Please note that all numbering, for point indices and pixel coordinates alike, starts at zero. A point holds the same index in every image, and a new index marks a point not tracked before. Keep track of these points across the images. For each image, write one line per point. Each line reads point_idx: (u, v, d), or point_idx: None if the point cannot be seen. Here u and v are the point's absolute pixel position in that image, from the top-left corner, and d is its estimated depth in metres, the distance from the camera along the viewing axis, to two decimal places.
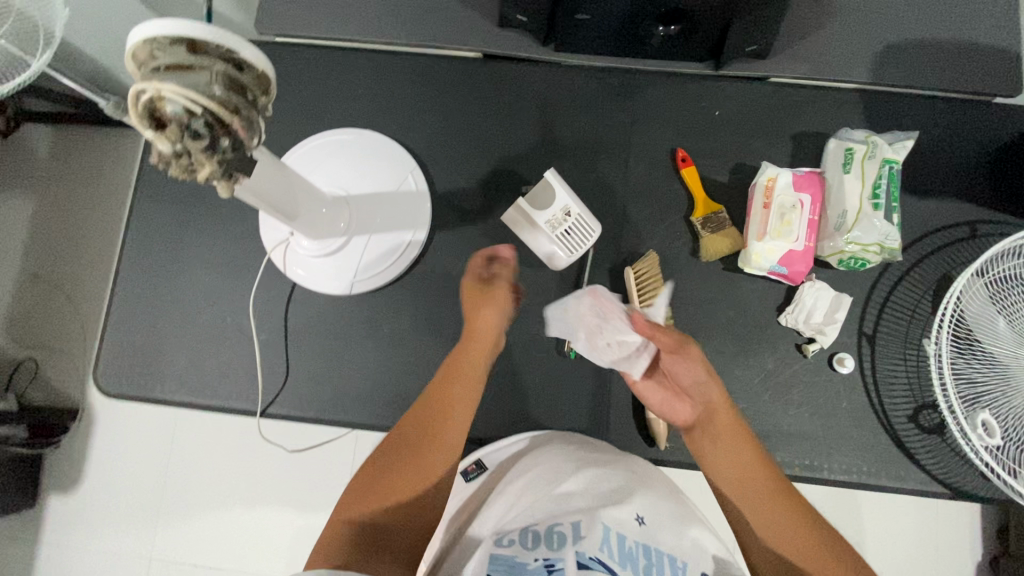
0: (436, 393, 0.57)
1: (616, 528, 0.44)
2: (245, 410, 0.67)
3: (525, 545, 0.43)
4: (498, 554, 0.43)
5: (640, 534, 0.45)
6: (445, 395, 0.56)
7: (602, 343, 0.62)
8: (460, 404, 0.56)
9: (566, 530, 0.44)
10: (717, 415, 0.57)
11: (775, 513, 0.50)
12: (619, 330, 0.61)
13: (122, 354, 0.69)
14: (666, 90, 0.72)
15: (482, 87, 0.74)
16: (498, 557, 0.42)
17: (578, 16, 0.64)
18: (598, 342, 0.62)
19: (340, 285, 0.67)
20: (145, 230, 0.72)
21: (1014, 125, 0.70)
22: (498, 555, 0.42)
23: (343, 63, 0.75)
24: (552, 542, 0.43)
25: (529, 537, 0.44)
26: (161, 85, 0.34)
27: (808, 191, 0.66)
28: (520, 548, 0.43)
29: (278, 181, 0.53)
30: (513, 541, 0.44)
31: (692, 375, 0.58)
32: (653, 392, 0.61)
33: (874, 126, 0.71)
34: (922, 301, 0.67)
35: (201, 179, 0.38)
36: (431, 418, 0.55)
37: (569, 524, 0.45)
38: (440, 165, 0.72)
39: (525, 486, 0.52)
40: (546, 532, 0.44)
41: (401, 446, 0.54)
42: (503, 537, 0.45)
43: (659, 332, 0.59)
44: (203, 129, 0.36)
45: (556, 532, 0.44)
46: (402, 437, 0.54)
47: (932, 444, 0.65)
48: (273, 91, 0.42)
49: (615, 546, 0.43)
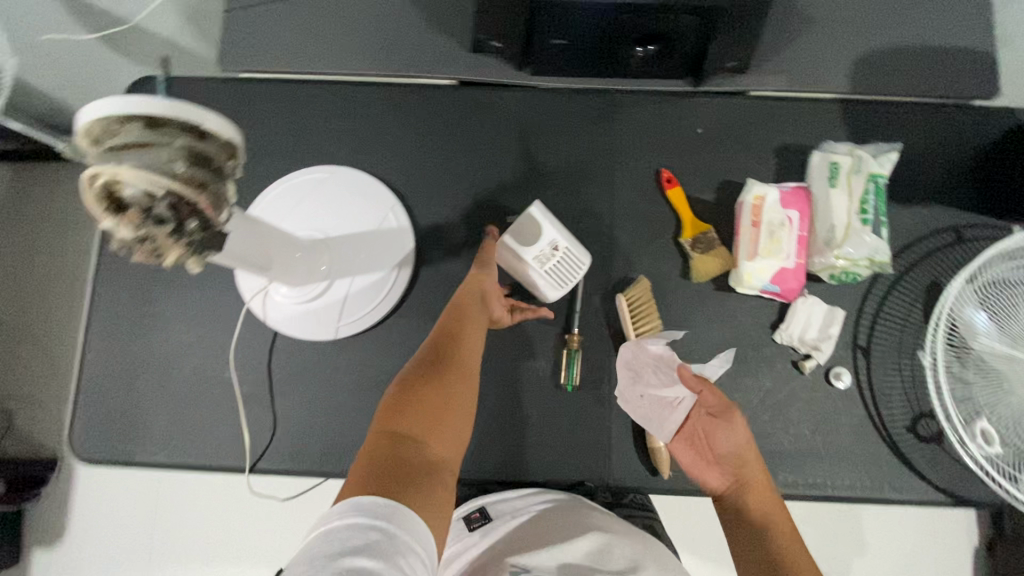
0: (453, 339, 0.55)
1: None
2: (232, 468, 0.64)
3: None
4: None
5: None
6: (455, 350, 0.54)
7: (636, 394, 0.64)
8: (476, 353, 0.55)
9: None
10: (749, 484, 0.58)
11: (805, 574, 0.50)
12: (656, 385, 0.63)
13: (97, 417, 0.66)
14: (646, 109, 0.71)
15: (459, 115, 0.72)
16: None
17: (554, 40, 0.63)
18: (633, 393, 0.64)
19: (324, 331, 0.65)
20: (114, 284, 0.69)
21: (992, 127, 0.70)
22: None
23: (313, 98, 0.72)
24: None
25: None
26: (118, 171, 0.31)
27: (795, 208, 0.65)
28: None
29: (249, 235, 0.50)
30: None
31: (733, 442, 0.59)
32: (685, 453, 0.61)
33: (857, 138, 0.70)
34: (913, 309, 0.67)
35: (167, 261, 0.35)
36: (450, 357, 0.53)
37: None
38: (421, 198, 0.70)
39: (536, 539, 0.50)
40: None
41: (417, 387, 0.48)
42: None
43: (706, 389, 0.60)
44: (167, 212, 0.33)
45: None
46: (418, 383, 0.49)
47: (931, 452, 0.65)
48: (242, 156, 0.39)
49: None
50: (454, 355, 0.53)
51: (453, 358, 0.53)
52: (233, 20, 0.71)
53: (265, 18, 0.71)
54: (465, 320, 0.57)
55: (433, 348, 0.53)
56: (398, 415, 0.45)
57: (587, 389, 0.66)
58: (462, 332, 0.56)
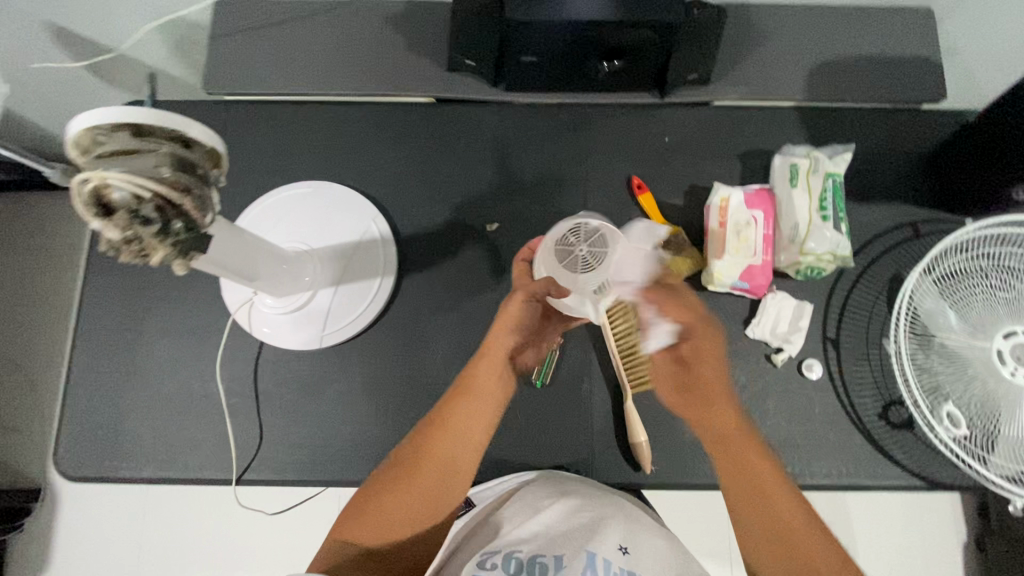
0: (449, 412, 0.55)
1: (602, 557, 0.45)
2: (219, 480, 0.65)
3: (507, 571, 0.44)
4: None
5: (626, 563, 0.45)
6: (446, 443, 0.53)
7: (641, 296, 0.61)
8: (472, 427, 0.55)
9: (549, 560, 0.45)
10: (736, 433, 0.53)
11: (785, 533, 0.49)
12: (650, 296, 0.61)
13: (82, 435, 0.66)
14: (616, 120, 0.75)
15: (437, 131, 0.75)
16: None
17: (525, 57, 0.66)
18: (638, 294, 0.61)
19: (309, 340, 0.66)
20: (101, 302, 0.70)
21: (941, 128, 0.75)
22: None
23: (296, 118, 0.75)
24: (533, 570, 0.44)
25: (512, 562, 0.45)
26: (105, 175, 0.33)
27: (760, 208, 0.68)
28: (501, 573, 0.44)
29: (235, 246, 0.52)
30: (494, 566, 0.45)
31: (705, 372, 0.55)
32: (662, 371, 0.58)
33: (813, 142, 0.74)
34: (878, 301, 0.70)
35: (155, 262, 0.37)
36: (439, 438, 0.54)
37: (553, 555, 0.45)
38: (403, 210, 0.73)
39: (513, 516, 0.52)
40: (529, 561, 0.45)
41: (396, 481, 0.51)
42: (485, 560, 0.46)
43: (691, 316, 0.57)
44: (154, 214, 0.35)
45: (538, 562, 0.45)
46: (400, 474, 0.52)
47: (903, 439, 0.67)
48: (224, 164, 0.41)
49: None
50: (440, 452, 0.53)
51: (439, 456, 0.53)
52: (215, 44, 0.73)
53: (247, 42, 0.73)
54: (468, 402, 0.55)
55: (428, 433, 0.54)
56: (368, 503, 0.51)
57: (569, 389, 0.67)
58: (459, 422, 0.54)
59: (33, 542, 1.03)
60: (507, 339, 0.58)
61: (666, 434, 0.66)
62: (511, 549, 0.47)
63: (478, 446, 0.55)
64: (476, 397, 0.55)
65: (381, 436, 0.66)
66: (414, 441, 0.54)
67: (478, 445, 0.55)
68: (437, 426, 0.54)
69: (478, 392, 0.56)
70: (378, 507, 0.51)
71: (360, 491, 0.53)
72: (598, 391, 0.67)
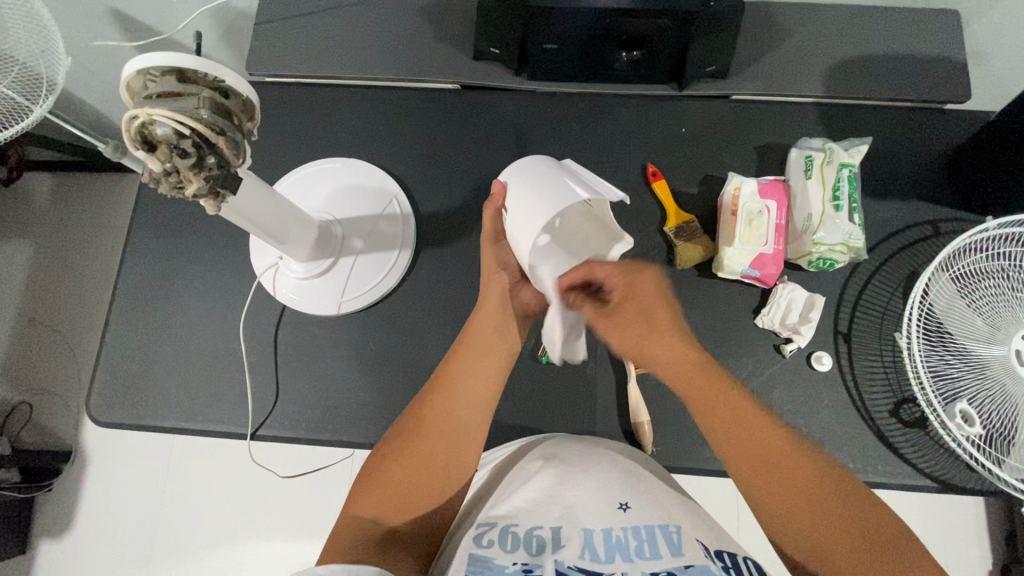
0: (445, 369, 0.57)
1: (600, 528, 0.45)
2: (235, 434, 0.68)
3: (505, 548, 0.44)
4: (476, 556, 0.44)
5: (629, 520, 0.46)
6: (446, 400, 0.54)
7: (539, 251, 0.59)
8: (475, 378, 0.56)
9: (546, 536, 0.45)
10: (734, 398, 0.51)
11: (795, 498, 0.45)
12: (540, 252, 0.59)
13: (113, 382, 0.70)
14: (634, 111, 0.77)
15: (460, 116, 0.78)
16: (477, 557, 0.43)
17: (546, 45, 0.69)
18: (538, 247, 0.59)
19: (328, 305, 0.69)
20: (140, 263, 0.75)
21: (963, 128, 0.74)
22: (477, 556, 0.43)
23: (328, 99, 0.80)
24: (531, 547, 0.44)
25: (509, 539, 0.45)
26: (151, 111, 0.37)
27: (774, 197, 0.69)
28: (499, 550, 0.44)
29: (271, 207, 0.56)
30: (493, 542, 0.45)
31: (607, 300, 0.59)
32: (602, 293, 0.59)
33: (832, 135, 0.75)
34: (893, 297, 0.70)
35: (189, 194, 0.41)
36: (434, 394, 0.55)
37: (550, 530, 0.46)
38: (424, 188, 0.76)
39: (510, 484, 0.52)
40: (526, 535, 0.45)
41: (402, 439, 0.52)
42: (482, 534, 0.46)
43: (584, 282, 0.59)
44: (191, 149, 0.39)
45: (535, 536, 0.45)
46: (401, 429, 0.53)
47: (915, 438, 0.66)
48: (258, 117, 0.45)
49: (599, 547, 0.44)
50: (441, 409, 0.54)
51: (441, 417, 0.53)
52: (259, 30, 0.78)
53: (288, 28, 0.78)
54: (466, 358, 0.57)
55: (430, 395, 0.55)
56: (376, 474, 0.50)
57: (574, 367, 0.68)
58: (460, 377, 0.56)
59: (57, 496, 1.08)
60: (499, 297, 0.61)
61: (669, 416, 0.66)
62: (507, 523, 0.47)
63: (484, 402, 0.56)
64: (473, 353, 0.58)
65: (390, 401, 0.68)
66: (415, 407, 0.55)
67: (483, 401, 0.55)
68: (437, 388, 0.55)
69: (478, 354, 0.58)
70: (388, 474, 0.50)
71: (368, 466, 0.52)
72: (602, 371, 0.68)
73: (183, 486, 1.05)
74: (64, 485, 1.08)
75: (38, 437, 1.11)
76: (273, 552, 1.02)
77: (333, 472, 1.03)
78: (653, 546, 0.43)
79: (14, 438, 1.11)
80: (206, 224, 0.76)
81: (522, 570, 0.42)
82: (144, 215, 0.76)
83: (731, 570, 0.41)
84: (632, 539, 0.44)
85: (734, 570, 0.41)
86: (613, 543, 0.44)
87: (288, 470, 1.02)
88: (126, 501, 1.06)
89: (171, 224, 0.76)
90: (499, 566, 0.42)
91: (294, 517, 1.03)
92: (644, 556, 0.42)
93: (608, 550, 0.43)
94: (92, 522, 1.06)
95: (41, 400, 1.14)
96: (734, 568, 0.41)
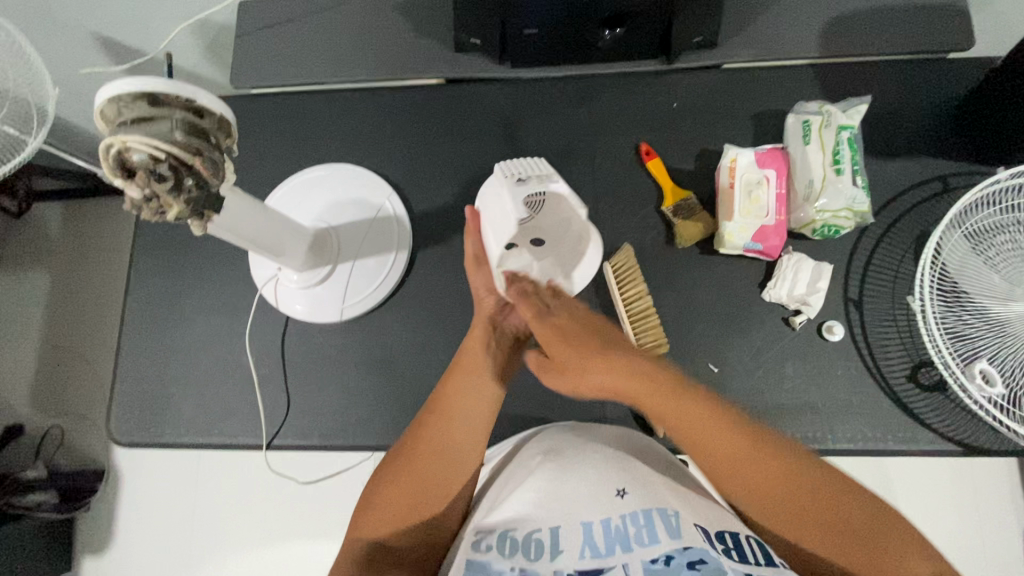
0: (438, 391, 0.56)
1: (599, 520, 0.45)
2: (252, 445, 0.69)
3: (503, 553, 0.44)
4: (474, 561, 0.44)
5: (627, 508, 0.45)
6: (440, 427, 0.53)
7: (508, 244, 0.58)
8: (471, 402, 0.55)
9: (544, 538, 0.45)
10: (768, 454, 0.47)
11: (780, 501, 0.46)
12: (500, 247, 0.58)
13: (130, 404, 0.72)
14: (623, 89, 0.75)
15: (446, 109, 0.77)
16: (475, 564, 0.44)
17: (526, 30, 0.67)
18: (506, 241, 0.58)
19: (330, 313, 0.69)
20: (146, 285, 0.76)
21: (968, 76, 0.71)
22: (476, 562, 0.44)
23: (313, 104, 0.79)
24: (529, 551, 0.44)
25: (506, 544, 0.45)
26: (126, 138, 0.37)
27: (772, 166, 0.67)
28: (497, 555, 0.44)
29: (263, 222, 0.55)
30: (491, 548, 0.45)
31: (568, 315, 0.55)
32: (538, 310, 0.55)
33: (832, 95, 0.72)
34: (904, 259, 0.68)
35: (172, 218, 0.41)
36: (427, 421, 0.54)
37: (548, 531, 0.45)
38: (416, 187, 0.75)
39: (509, 484, 0.52)
40: (524, 540, 0.45)
41: (396, 465, 0.53)
42: (481, 542, 0.46)
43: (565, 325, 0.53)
44: (168, 172, 0.39)
45: (533, 540, 0.45)
46: (398, 455, 0.53)
47: (935, 401, 0.64)
48: (236, 134, 0.45)
49: (599, 540, 0.43)
50: (436, 436, 0.53)
51: (436, 441, 0.53)
52: (240, 42, 0.78)
53: (269, 38, 0.78)
54: (461, 380, 0.56)
55: (425, 419, 0.54)
56: (374, 500, 0.52)
57: None
58: (455, 403, 0.54)
59: (94, 515, 1.11)
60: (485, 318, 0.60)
61: None
62: (506, 527, 0.47)
63: (480, 428, 0.54)
64: (468, 373, 0.56)
65: (399, 402, 0.69)
66: (413, 427, 0.55)
67: (481, 421, 0.54)
68: (433, 409, 0.55)
69: (470, 375, 0.56)
70: (386, 499, 0.51)
71: (369, 486, 0.53)
72: None
73: (211, 496, 1.07)
74: (99, 503, 1.11)
75: (71, 459, 1.15)
76: (302, 555, 1.04)
77: (356, 473, 1.04)
78: (651, 531, 0.43)
79: (48, 462, 1.15)
80: (206, 241, 0.76)
81: (520, 575, 0.42)
82: (144, 237, 0.77)
83: (732, 551, 0.42)
84: (631, 527, 0.44)
85: (735, 551, 0.42)
86: (613, 534, 0.44)
87: (309, 474, 1.04)
88: (161, 514, 1.09)
89: (172, 244, 0.77)
90: (496, 571, 0.42)
91: (318, 519, 1.05)
92: (643, 543, 0.42)
93: (608, 542, 0.43)
94: (128, 536, 1.09)
95: (70, 422, 1.17)
96: (735, 550, 0.42)
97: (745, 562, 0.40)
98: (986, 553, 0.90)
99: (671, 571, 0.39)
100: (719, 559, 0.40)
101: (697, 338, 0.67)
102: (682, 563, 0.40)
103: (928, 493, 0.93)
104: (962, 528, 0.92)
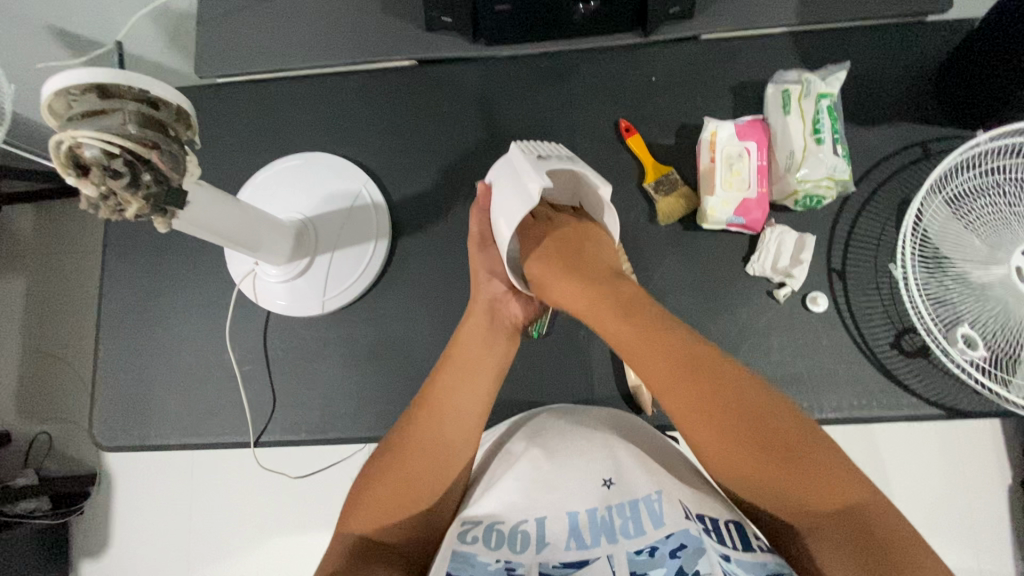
0: (433, 387, 0.56)
1: (585, 509, 0.46)
2: (239, 443, 0.68)
3: (489, 545, 0.44)
4: (458, 551, 0.43)
5: (612, 498, 0.46)
6: (432, 421, 0.54)
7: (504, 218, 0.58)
8: (463, 397, 0.55)
9: (530, 529, 0.45)
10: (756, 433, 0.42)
11: (777, 478, 0.42)
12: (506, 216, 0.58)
13: (113, 408, 0.71)
14: (599, 65, 0.73)
15: (419, 92, 0.75)
16: (459, 554, 0.43)
17: (499, 7, 0.65)
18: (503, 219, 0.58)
19: (310, 306, 0.68)
20: (121, 286, 0.74)
21: (944, 38, 0.71)
22: (461, 552, 0.43)
23: (281, 92, 0.76)
24: (515, 544, 0.44)
25: (493, 536, 0.45)
26: (75, 132, 0.35)
27: (752, 138, 0.67)
28: (482, 547, 0.44)
29: (232, 214, 0.53)
30: (476, 539, 0.45)
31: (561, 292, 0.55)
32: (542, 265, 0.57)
33: (812, 63, 0.71)
34: (886, 227, 0.67)
35: (131, 215, 0.40)
36: (419, 417, 0.54)
37: (534, 522, 0.45)
38: (393, 174, 0.73)
39: (494, 472, 0.52)
40: (511, 532, 0.45)
41: (385, 462, 0.52)
42: (465, 532, 0.46)
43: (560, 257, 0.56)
44: (123, 168, 0.38)
45: (520, 532, 0.45)
46: (386, 452, 0.53)
47: (919, 367, 0.64)
48: (196, 123, 0.43)
49: (585, 531, 0.44)
50: (427, 431, 0.53)
51: (427, 435, 0.53)
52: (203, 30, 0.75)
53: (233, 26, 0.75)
54: (456, 375, 0.56)
55: (416, 414, 0.54)
56: (362, 496, 0.51)
57: (566, 337, 0.68)
58: (447, 397, 0.55)
59: (88, 519, 1.10)
60: (481, 304, 0.60)
61: None
62: (492, 520, 0.46)
63: (469, 424, 0.55)
64: (463, 368, 0.57)
65: (387, 393, 0.68)
66: (403, 423, 0.55)
67: (471, 420, 0.55)
68: (426, 404, 0.55)
69: (462, 370, 0.57)
70: (376, 494, 0.50)
71: (357, 484, 0.53)
72: (594, 339, 0.67)
73: (205, 493, 1.07)
74: (93, 507, 1.11)
75: (62, 465, 1.14)
76: (298, 548, 1.04)
77: (350, 466, 1.04)
78: (637, 522, 0.44)
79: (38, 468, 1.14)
80: (181, 238, 0.74)
81: (505, 568, 0.42)
82: (116, 237, 0.75)
83: (711, 532, 0.42)
84: (616, 518, 0.44)
85: (715, 532, 0.42)
86: (599, 524, 0.45)
87: (301, 468, 1.04)
88: (156, 514, 1.08)
89: (145, 242, 0.75)
90: (481, 563, 0.42)
91: (311, 511, 1.05)
92: (629, 534, 0.43)
93: (593, 532, 0.44)
94: (123, 539, 1.09)
95: (56, 427, 1.15)
96: (714, 532, 0.42)
97: (723, 544, 0.41)
98: (968, 513, 0.93)
99: (654, 562, 0.41)
100: (699, 540, 0.41)
101: (682, 314, 0.67)
102: (666, 553, 0.42)
103: (913, 457, 0.95)
104: (945, 490, 0.94)
